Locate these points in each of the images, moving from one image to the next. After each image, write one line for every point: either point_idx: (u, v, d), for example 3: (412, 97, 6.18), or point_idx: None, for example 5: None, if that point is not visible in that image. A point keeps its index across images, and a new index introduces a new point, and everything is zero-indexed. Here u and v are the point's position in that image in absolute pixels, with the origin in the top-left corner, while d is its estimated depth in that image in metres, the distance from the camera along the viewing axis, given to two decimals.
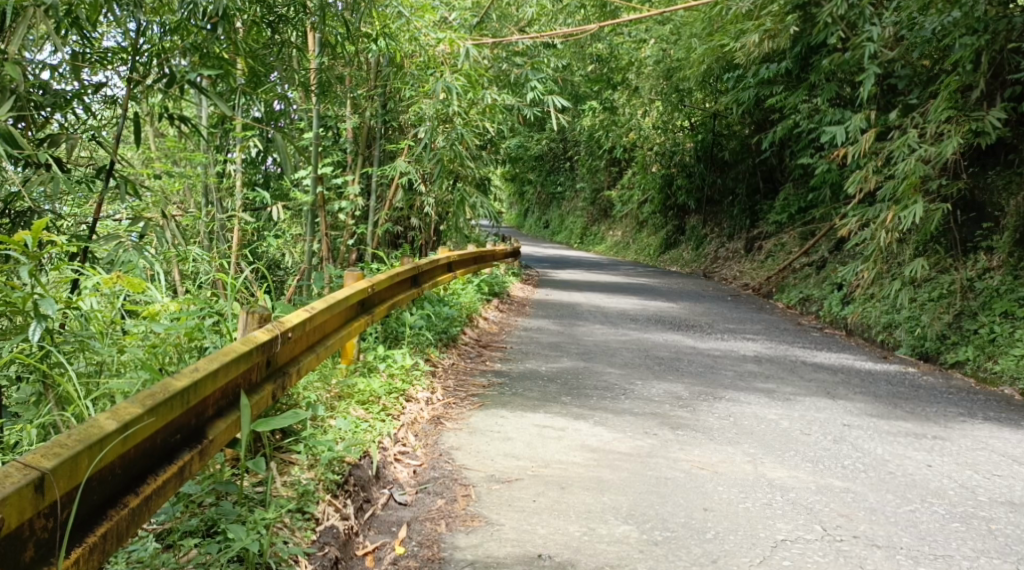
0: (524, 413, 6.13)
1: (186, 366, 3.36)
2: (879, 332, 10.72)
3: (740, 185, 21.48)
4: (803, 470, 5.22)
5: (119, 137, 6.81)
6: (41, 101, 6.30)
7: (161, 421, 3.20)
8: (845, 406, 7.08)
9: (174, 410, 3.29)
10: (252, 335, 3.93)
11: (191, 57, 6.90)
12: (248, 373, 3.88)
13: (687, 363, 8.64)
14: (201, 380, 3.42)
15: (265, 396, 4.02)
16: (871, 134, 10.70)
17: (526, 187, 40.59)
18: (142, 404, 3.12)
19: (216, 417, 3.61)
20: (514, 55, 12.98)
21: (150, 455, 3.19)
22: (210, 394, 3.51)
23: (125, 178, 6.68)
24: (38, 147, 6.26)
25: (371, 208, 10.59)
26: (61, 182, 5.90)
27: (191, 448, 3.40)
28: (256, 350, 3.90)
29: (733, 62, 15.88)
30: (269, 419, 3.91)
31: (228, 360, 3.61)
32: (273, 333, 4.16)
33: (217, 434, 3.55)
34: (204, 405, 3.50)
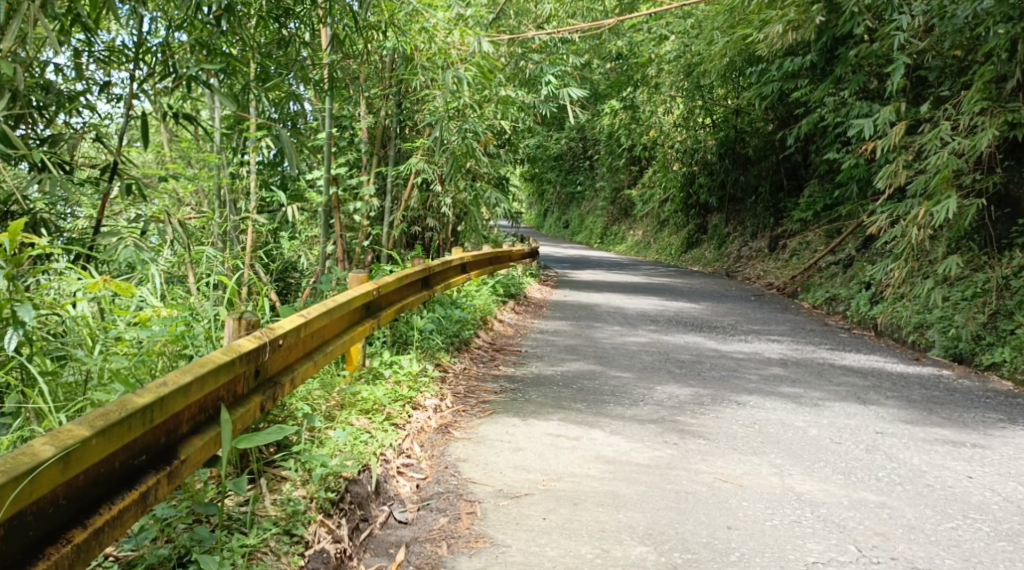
0: (537, 421, 5.81)
1: (150, 382, 3.10)
2: (910, 334, 10.34)
3: (764, 183, 21.08)
4: (834, 484, 4.87)
5: (124, 138, 6.57)
6: (42, 102, 6.07)
7: (119, 443, 2.94)
8: (877, 412, 6.72)
9: (133, 430, 3.01)
10: (236, 343, 3.67)
11: (198, 54, 6.65)
12: (229, 386, 3.60)
13: (710, 367, 8.30)
14: (169, 395, 3.16)
15: (251, 409, 3.76)
16: (900, 127, 10.33)
17: (545, 188, 40.33)
18: (89, 426, 2.84)
19: (190, 433, 3.35)
20: (531, 51, 12.67)
21: (104, 482, 2.92)
22: (180, 410, 3.24)
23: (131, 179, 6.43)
24: (37, 148, 6.03)
25: (386, 209, 10.31)
26: (59, 182, 5.62)
27: (157, 470, 3.15)
28: (239, 360, 3.64)
29: (755, 56, 15.52)
30: (253, 435, 3.59)
31: (203, 372, 3.34)
32: (260, 341, 3.88)
33: (189, 454, 3.29)
34: (175, 422, 3.24)
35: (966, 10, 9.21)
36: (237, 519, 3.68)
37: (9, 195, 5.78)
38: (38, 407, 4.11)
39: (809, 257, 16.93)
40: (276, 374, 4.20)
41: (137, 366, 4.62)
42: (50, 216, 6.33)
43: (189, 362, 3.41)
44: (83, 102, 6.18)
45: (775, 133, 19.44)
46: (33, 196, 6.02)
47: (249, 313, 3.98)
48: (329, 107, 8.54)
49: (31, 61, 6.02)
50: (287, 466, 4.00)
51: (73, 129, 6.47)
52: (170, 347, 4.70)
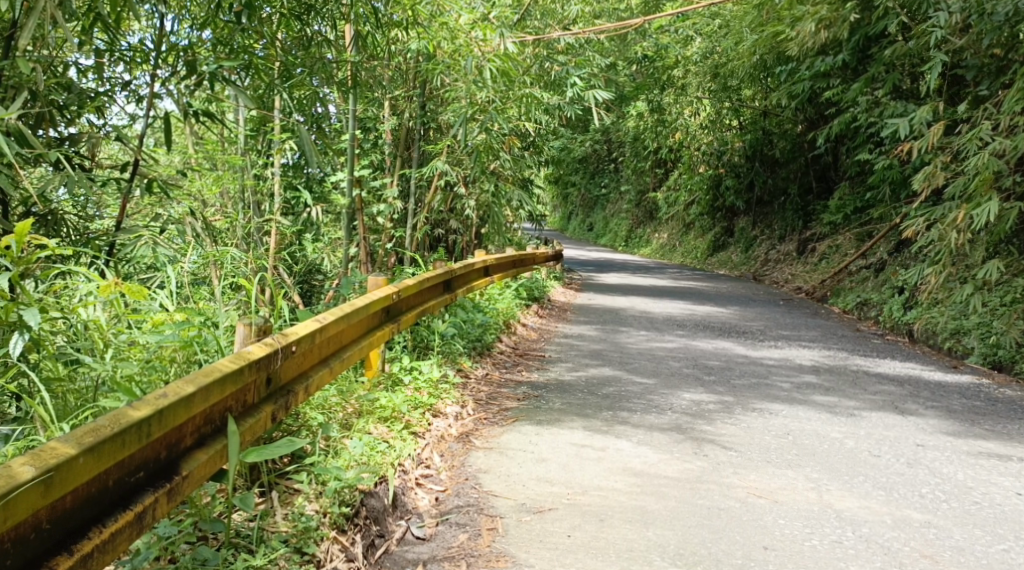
0: (561, 429, 5.59)
1: (149, 394, 2.93)
2: (945, 340, 10.05)
3: (792, 186, 20.81)
4: (874, 501, 4.64)
5: (145, 139, 6.41)
6: (62, 100, 5.90)
7: (112, 460, 2.77)
8: (916, 423, 6.48)
9: (129, 447, 2.83)
10: (245, 351, 3.49)
11: (222, 53, 6.48)
12: (239, 394, 3.43)
13: (740, 373, 8.06)
14: (171, 408, 3.00)
15: (262, 419, 3.59)
16: (938, 127, 10.06)
17: (569, 191, 40.09)
18: (78, 444, 2.66)
19: (194, 446, 3.18)
20: (558, 52, 12.42)
21: (95, 502, 2.74)
22: (182, 423, 3.07)
23: (152, 179, 6.25)
24: (57, 147, 5.87)
25: (410, 211, 10.13)
26: (78, 182, 5.46)
27: (157, 488, 2.97)
28: (249, 367, 3.48)
29: (785, 56, 15.25)
30: (262, 448, 3.39)
31: (209, 382, 3.18)
32: (273, 347, 3.70)
33: (192, 469, 3.11)
34: (177, 435, 3.07)
35: (1008, 5, 8.93)
36: (246, 536, 3.51)
37: (28, 195, 5.63)
38: (41, 417, 3.94)
39: (839, 261, 16.62)
40: (290, 382, 4.02)
41: (146, 372, 4.46)
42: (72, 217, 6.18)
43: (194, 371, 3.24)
44: (103, 100, 6.00)
45: (804, 135, 19.13)
46: (53, 195, 5.86)
47: (261, 318, 3.79)
48: (352, 107, 8.37)
49: (53, 59, 5.88)
50: (300, 479, 3.84)
51: (94, 129, 6.30)
52: (182, 353, 4.52)
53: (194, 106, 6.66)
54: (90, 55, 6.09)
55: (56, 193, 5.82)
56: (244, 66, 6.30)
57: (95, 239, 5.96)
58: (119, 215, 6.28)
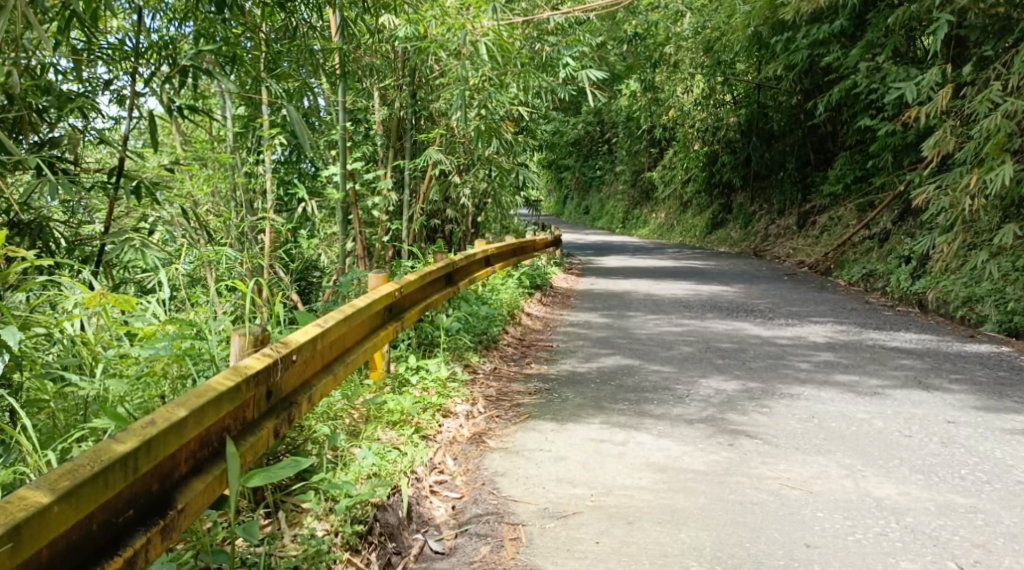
0: (577, 424, 5.34)
1: (134, 425, 2.68)
2: (958, 309, 9.83)
3: (789, 159, 20.56)
4: (913, 487, 4.42)
5: (131, 140, 6.09)
6: (42, 103, 5.60)
7: (96, 501, 2.52)
8: (944, 398, 6.25)
9: (114, 486, 2.59)
10: (243, 365, 3.25)
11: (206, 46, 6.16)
12: (236, 413, 3.18)
13: (754, 355, 7.81)
14: (163, 436, 2.76)
15: (265, 437, 3.34)
16: (945, 91, 9.81)
17: (563, 174, 39.75)
18: (52, 491, 2.41)
19: (191, 474, 2.93)
20: (549, 33, 12.08)
21: (77, 552, 2.49)
22: (172, 453, 2.82)
23: (141, 182, 5.93)
24: (37, 153, 5.56)
25: (405, 203, 9.84)
26: (61, 188, 5.15)
27: (151, 525, 2.73)
28: (248, 383, 3.24)
29: (780, 26, 14.96)
30: (266, 471, 3.12)
31: (203, 403, 2.94)
32: (271, 358, 3.44)
33: (189, 500, 2.87)
34: (171, 465, 2.83)
35: None
36: (252, 563, 3.27)
37: (9, 204, 5.32)
38: (25, 443, 3.69)
39: (841, 233, 16.37)
40: (293, 393, 3.78)
41: (137, 386, 4.19)
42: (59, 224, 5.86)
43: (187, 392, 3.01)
44: (85, 101, 5.68)
45: (801, 106, 18.86)
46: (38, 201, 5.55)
47: (256, 327, 3.53)
48: (343, 98, 8.09)
49: (29, 63, 5.59)
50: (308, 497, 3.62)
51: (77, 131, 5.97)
52: (177, 364, 4.25)
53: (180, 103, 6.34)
54: (68, 54, 5.80)
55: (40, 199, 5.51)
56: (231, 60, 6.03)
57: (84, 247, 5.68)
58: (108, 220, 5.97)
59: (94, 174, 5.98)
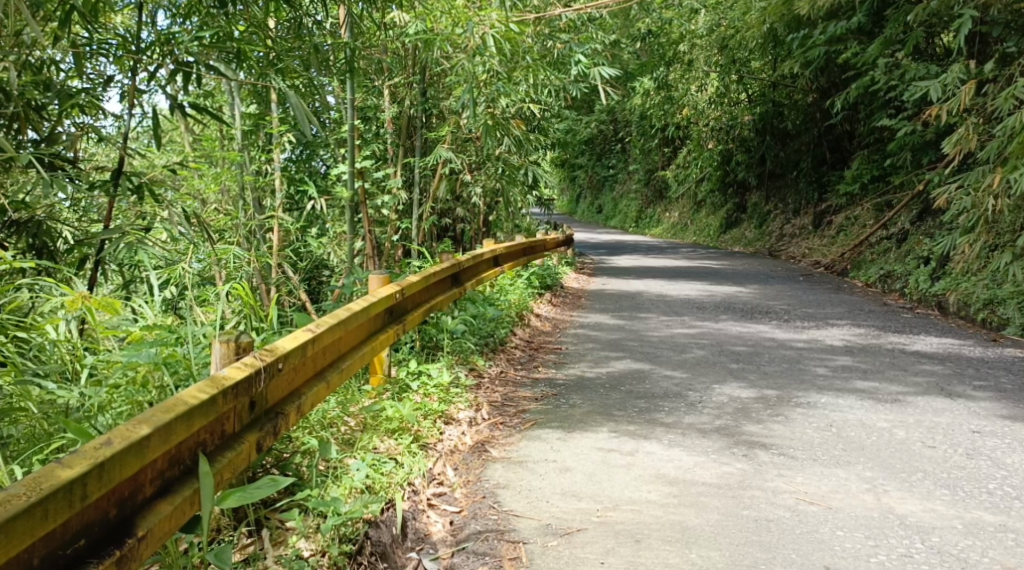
0: (585, 432, 5.12)
1: (85, 448, 2.64)
2: (979, 312, 9.59)
3: (805, 158, 20.28)
4: (938, 503, 4.27)
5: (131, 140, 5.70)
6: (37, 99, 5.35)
7: (36, 534, 2.48)
8: (968, 407, 6.02)
9: (63, 513, 2.55)
10: (218, 378, 3.21)
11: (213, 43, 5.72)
12: (209, 430, 3.14)
13: (770, 359, 7.58)
14: (119, 459, 2.72)
15: (244, 452, 3.30)
16: (969, 88, 9.56)
17: (577, 173, 39.48)
18: None
19: (156, 496, 2.91)
20: (561, 30, 11.84)
21: None
22: (131, 476, 2.78)
23: (141, 185, 5.53)
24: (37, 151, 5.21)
25: (414, 202, 9.63)
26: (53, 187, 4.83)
27: (105, 553, 2.69)
28: (226, 395, 3.20)
29: (797, 22, 14.68)
30: (244, 492, 3.09)
31: (167, 420, 2.90)
32: (253, 368, 3.39)
33: (151, 525, 2.83)
34: (131, 488, 2.79)
35: None
36: None
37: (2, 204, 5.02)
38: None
39: (858, 233, 16.10)
40: (283, 401, 3.70)
41: (119, 396, 3.96)
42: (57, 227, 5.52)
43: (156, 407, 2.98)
44: (85, 97, 5.34)
45: (817, 104, 18.58)
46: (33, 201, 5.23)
47: (240, 333, 3.46)
48: (351, 95, 7.88)
49: (22, 60, 5.37)
50: (292, 515, 3.46)
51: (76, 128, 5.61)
52: (160, 372, 4.03)
53: (190, 104, 5.95)
54: (67, 49, 5.56)
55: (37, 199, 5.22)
56: (234, 57, 5.81)
57: (83, 249, 5.49)
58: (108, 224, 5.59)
59: (98, 173, 5.78)
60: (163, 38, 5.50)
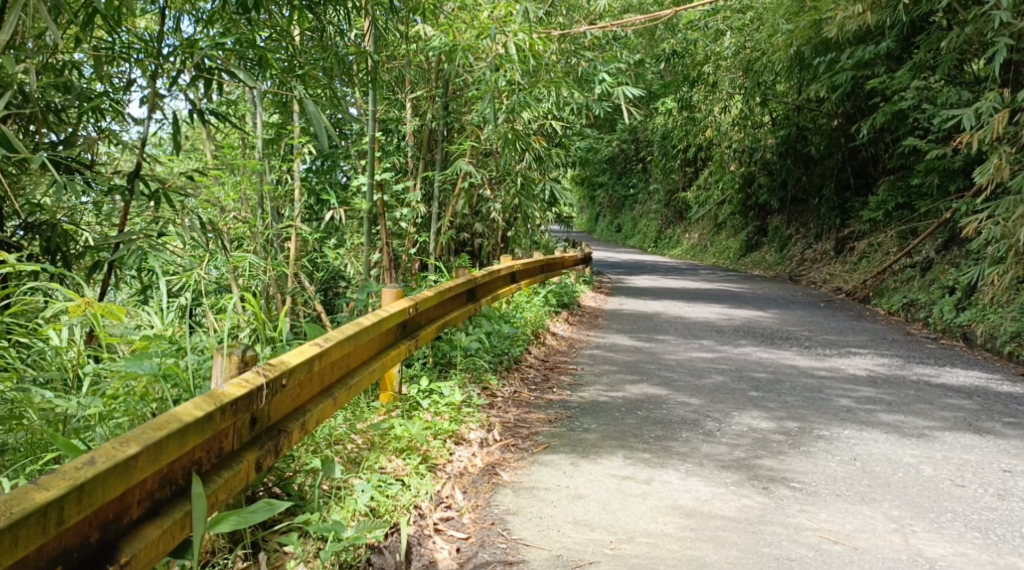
0: (599, 458, 4.95)
1: (66, 468, 2.58)
2: (1006, 345, 9.38)
3: (828, 183, 20.07)
4: (969, 547, 4.14)
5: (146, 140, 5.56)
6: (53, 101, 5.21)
7: (8, 559, 2.42)
8: (997, 444, 5.83)
9: (39, 539, 2.49)
10: (218, 393, 3.16)
11: (235, 49, 5.61)
12: (202, 450, 3.09)
13: (791, 387, 7.39)
14: (104, 479, 2.67)
15: (241, 473, 3.25)
16: (1001, 116, 9.39)
17: (597, 191, 39.28)
18: None
19: (143, 520, 2.85)
20: (585, 48, 11.68)
21: None
22: (115, 499, 2.72)
23: (159, 190, 5.39)
24: (52, 151, 5.07)
25: (433, 215, 9.48)
26: (69, 188, 4.70)
27: None
28: (222, 412, 3.15)
29: (825, 45, 14.51)
30: (242, 514, 3.05)
31: (156, 439, 2.85)
32: (255, 384, 3.34)
33: (135, 551, 2.77)
34: (114, 512, 2.73)
35: None
36: None
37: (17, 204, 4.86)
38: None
39: (880, 260, 15.87)
40: (285, 418, 3.63)
41: (118, 406, 3.83)
42: (71, 229, 5.37)
43: (146, 425, 2.93)
44: (105, 99, 5.20)
45: (841, 129, 18.38)
46: (47, 203, 5.07)
47: (243, 348, 3.44)
48: (373, 106, 7.73)
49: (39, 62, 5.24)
50: (290, 540, 3.40)
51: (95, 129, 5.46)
52: (161, 384, 3.91)
53: (210, 109, 5.83)
54: (87, 51, 5.44)
55: (49, 201, 5.06)
56: (256, 63, 5.69)
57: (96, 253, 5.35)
58: (123, 227, 5.45)
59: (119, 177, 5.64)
60: (185, 43, 5.36)
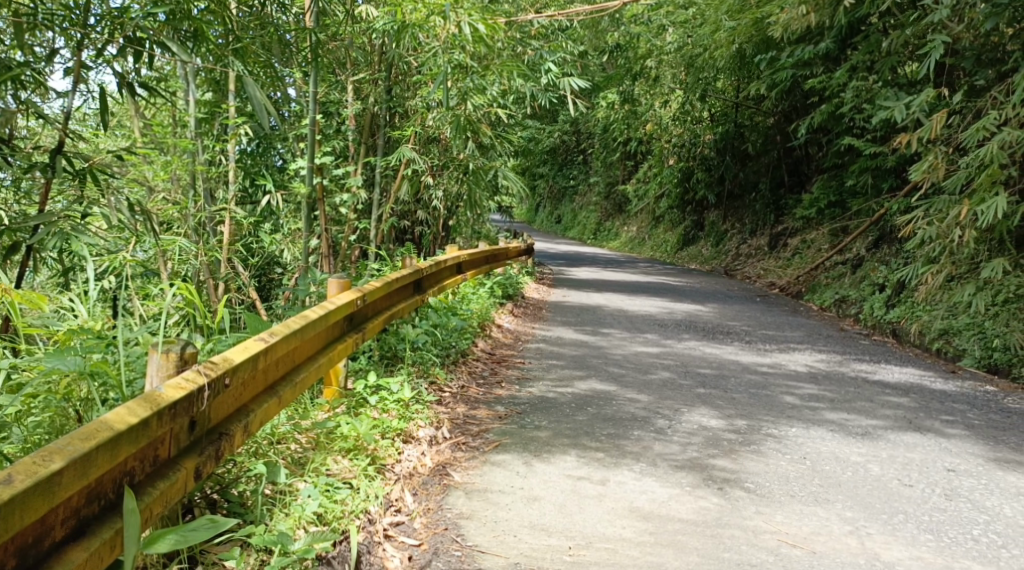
0: (551, 457, 4.83)
1: None
2: (936, 342, 9.52)
3: (764, 179, 20.23)
4: (924, 550, 4.12)
5: (69, 116, 5.26)
6: None
7: None
8: (941, 442, 5.85)
9: None
10: (154, 397, 2.99)
11: (166, 20, 5.34)
12: (134, 460, 2.91)
13: (736, 383, 7.36)
14: (25, 498, 2.51)
15: (179, 482, 3.09)
16: (940, 117, 9.46)
17: (537, 182, 39.19)
18: None
19: (70, 539, 2.69)
20: (530, 35, 11.51)
21: None
22: (37, 520, 2.56)
23: (84, 168, 5.12)
24: None
25: (375, 202, 9.25)
26: None
27: None
28: (158, 417, 2.98)
29: (767, 41, 14.55)
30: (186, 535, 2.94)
31: (84, 451, 2.68)
32: (193, 386, 3.16)
33: None
34: (37, 533, 2.57)
35: None
36: None
37: None
38: None
39: (813, 256, 16.04)
40: (226, 420, 3.44)
41: (38, 404, 3.61)
42: None
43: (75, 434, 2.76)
44: (26, 70, 4.90)
45: (779, 126, 18.52)
46: None
47: (182, 344, 3.21)
48: (313, 88, 7.48)
49: None
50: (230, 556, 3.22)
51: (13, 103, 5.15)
52: (88, 382, 3.63)
53: (140, 83, 5.55)
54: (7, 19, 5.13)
55: None
56: (191, 36, 5.42)
57: (15, 233, 5.07)
58: (43, 206, 5.16)
59: (41, 154, 5.35)
60: (112, 12, 5.08)
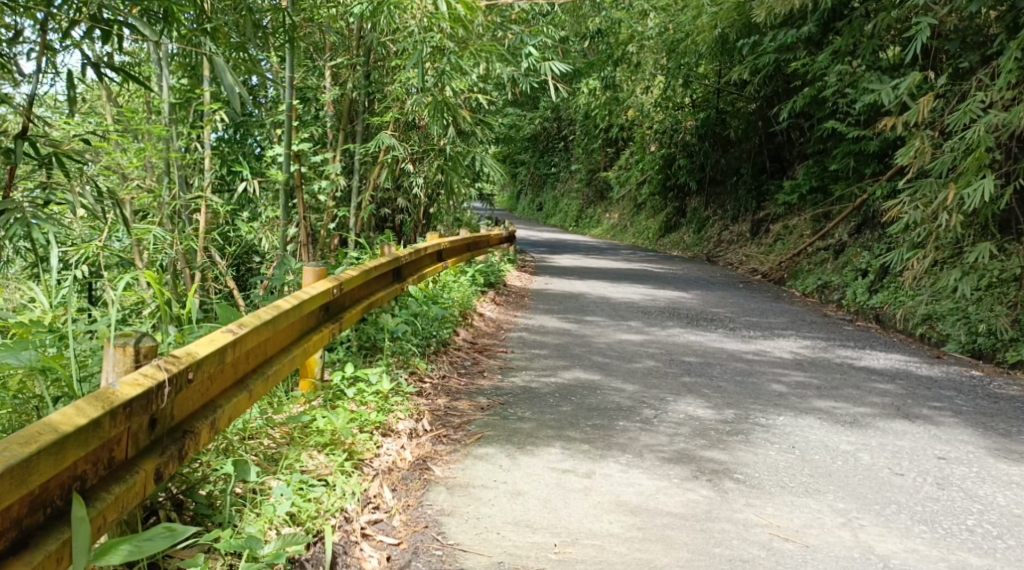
0: (535, 450, 4.68)
1: None
2: (920, 327, 9.43)
3: (745, 166, 20.12)
4: (919, 542, 3.99)
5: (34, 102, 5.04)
6: None
7: None
8: (930, 430, 5.74)
9: None
10: (105, 396, 2.82)
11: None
12: (82, 464, 2.74)
13: (721, 371, 7.23)
14: None
15: (136, 486, 2.92)
16: (926, 99, 9.34)
17: (519, 169, 38.97)
18: None
19: (13, 551, 2.52)
20: (511, 19, 11.32)
21: None
22: None
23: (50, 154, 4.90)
24: None
25: (354, 189, 9.06)
26: None
27: None
28: (111, 417, 2.81)
29: (751, 25, 14.40)
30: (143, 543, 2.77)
31: (23, 456, 2.50)
32: (150, 383, 2.98)
33: None
34: None
35: None
36: None
37: None
38: None
39: (795, 242, 15.96)
40: (191, 417, 3.28)
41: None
42: None
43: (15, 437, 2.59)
44: None
45: (762, 111, 18.40)
46: None
47: (138, 337, 3.04)
48: (289, 71, 7.28)
49: None
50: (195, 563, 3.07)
51: None
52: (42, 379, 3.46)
53: (107, 66, 5.32)
54: None
55: None
56: (161, 16, 5.20)
57: None
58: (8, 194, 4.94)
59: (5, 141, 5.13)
60: None
